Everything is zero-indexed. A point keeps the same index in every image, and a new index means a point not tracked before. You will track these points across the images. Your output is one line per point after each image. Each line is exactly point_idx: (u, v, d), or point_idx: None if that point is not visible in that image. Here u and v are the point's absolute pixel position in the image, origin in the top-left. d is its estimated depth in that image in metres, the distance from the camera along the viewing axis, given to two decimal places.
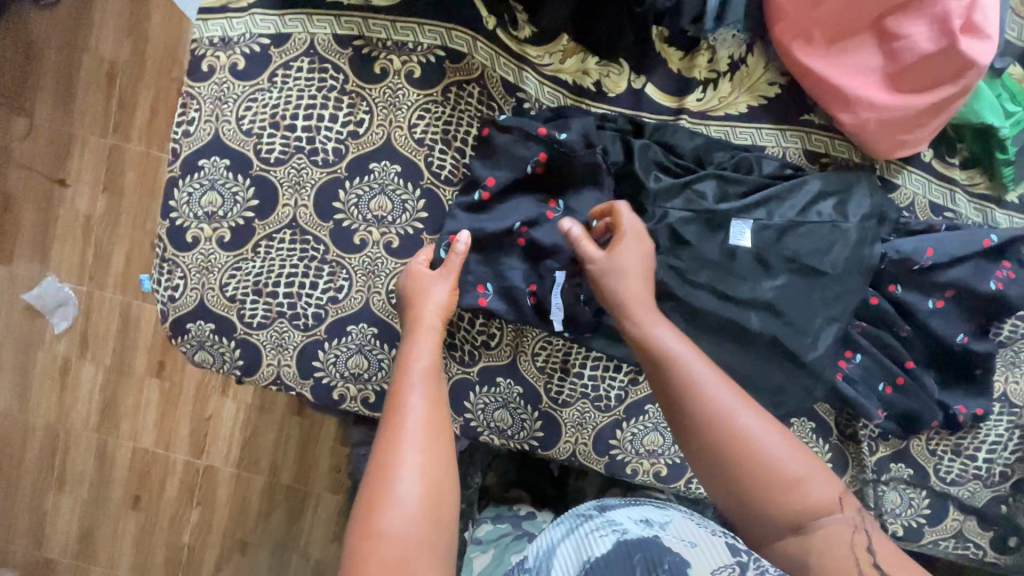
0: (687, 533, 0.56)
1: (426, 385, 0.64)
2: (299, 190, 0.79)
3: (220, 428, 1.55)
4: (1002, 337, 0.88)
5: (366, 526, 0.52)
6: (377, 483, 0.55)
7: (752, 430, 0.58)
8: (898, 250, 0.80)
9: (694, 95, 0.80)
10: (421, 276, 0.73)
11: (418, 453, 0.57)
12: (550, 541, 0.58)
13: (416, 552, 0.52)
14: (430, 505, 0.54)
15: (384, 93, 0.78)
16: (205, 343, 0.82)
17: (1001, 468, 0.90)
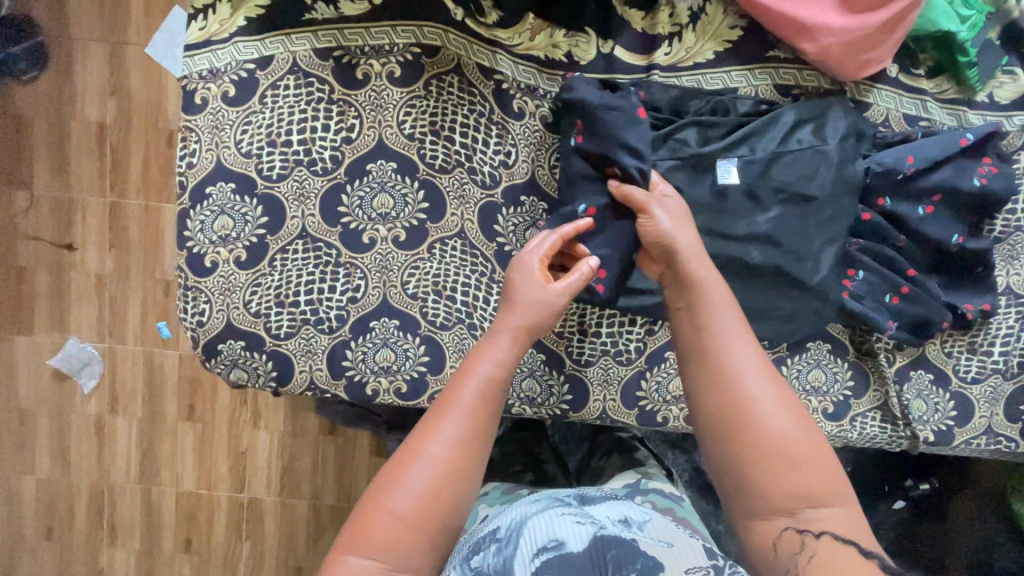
0: (663, 534, 0.63)
1: (479, 387, 0.69)
2: (304, 201, 0.83)
3: (258, 458, 1.58)
4: (997, 232, 0.90)
5: (374, 501, 0.62)
6: (395, 466, 0.64)
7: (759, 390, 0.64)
8: (880, 163, 0.83)
9: (662, 50, 0.83)
10: (523, 274, 0.76)
11: (439, 446, 0.64)
12: (524, 513, 0.64)
13: (407, 537, 0.61)
14: (428, 501, 0.62)
15: (369, 96, 0.82)
16: (238, 361, 0.86)
17: (1018, 359, 0.93)
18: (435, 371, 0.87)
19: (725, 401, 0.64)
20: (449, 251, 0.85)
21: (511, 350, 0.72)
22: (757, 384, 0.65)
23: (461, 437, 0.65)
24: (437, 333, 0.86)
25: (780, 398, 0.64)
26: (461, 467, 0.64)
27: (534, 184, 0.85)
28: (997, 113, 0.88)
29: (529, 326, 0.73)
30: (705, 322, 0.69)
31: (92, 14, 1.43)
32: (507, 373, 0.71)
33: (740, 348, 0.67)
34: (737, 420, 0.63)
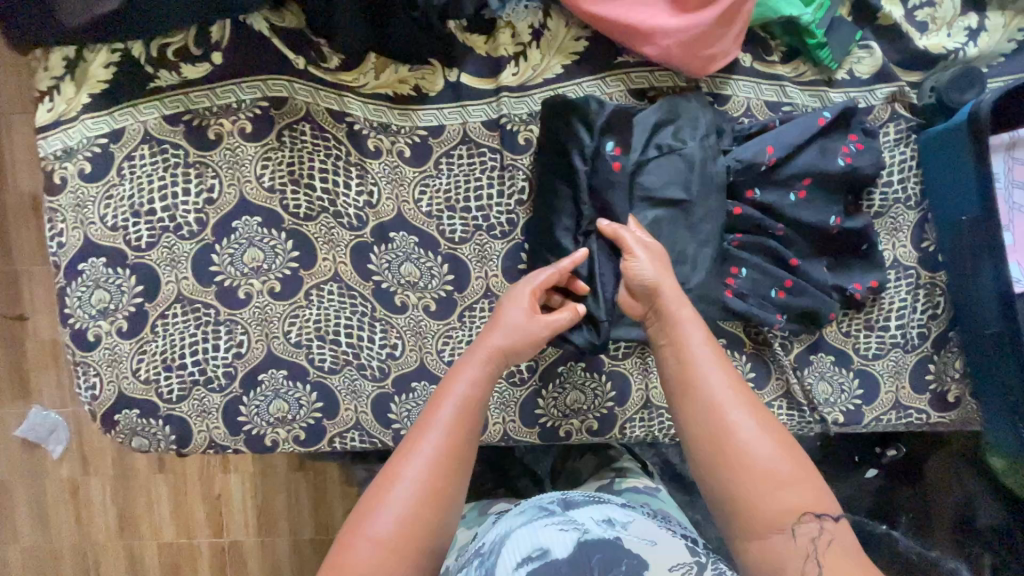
0: (646, 531, 0.67)
1: (463, 405, 0.71)
2: (176, 266, 0.84)
3: (232, 502, 1.60)
4: (876, 207, 0.90)
5: (359, 519, 0.64)
6: (383, 483, 0.66)
7: (742, 421, 0.66)
8: (738, 159, 0.83)
9: (508, 71, 0.83)
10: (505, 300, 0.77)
11: (422, 464, 0.67)
12: (508, 527, 0.69)
13: (391, 551, 0.62)
14: (415, 520, 0.64)
15: (225, 155, 0.83)
16: (136, 430, 0.87)
17: (917, 330, 0.92)
18: (331, 415, 0.88)
19: (710, 427, 0.67)
20: (327, 296, 0.86)
21: (485, 367, 0.73)
22: (730, 406, 0.68)
23: (445, 453, 0.67)
24: (327, 378, 0.87)
25: (755, 418, 0.67)
26: (444, 481, 0.67)
27: (403, 219, 0.85)
28: (860, 88, 0.87)
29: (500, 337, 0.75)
30: (682, 353, 0.72)
31: (7, 81, 1.40)
32: (483, 389, 0.73)
33: (711, 374, 0.70)
34: (722, 443, 0.66)
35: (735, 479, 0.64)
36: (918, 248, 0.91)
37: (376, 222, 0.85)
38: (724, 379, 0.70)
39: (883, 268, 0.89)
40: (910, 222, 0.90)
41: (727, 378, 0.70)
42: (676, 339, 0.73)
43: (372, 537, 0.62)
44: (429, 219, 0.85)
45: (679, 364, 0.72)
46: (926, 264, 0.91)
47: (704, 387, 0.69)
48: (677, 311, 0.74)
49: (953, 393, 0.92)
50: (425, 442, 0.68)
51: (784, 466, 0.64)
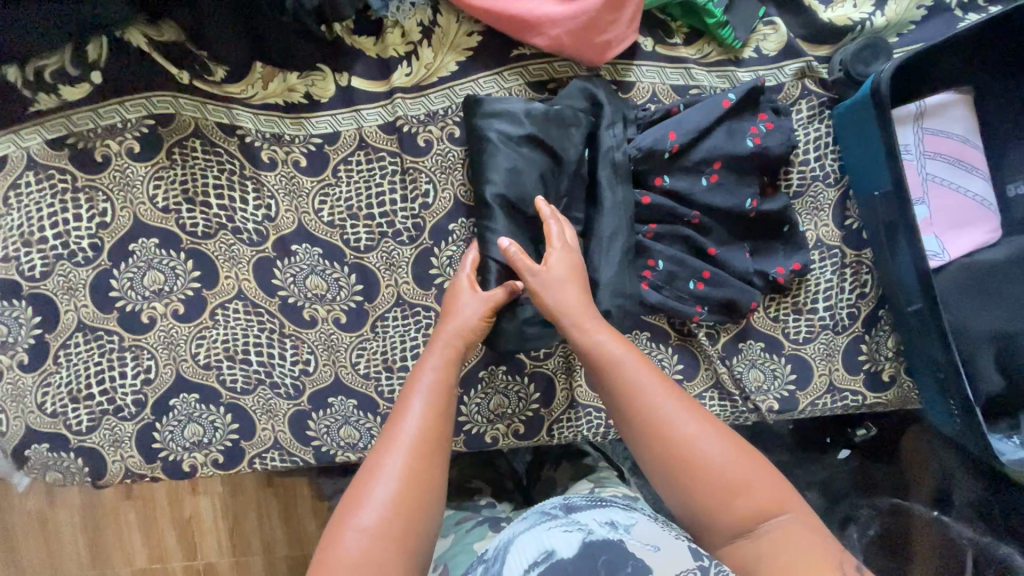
0: (651, 536, 0.64)
1: (432, 398, 0.70)
2: (73, 294, 0.81)
3: (204, 525, 1.58)
4: (795, 187, 0.88)
5: (339, 523, 0.61)
6: (359, 484, 0.64)
7: (692, 430, 0.67)
8: (640, 147, 0.80)
9: (399, 72, 0.81)
10: (457, 293, 0.77)
11: (401, 458, 0.65)
12: (510, 533, 0.66)
13: (378, 551, 0.59)
14: (399, 510, 0.62)
15: (114, 177, 0.80)
16: (49, 465, 0.84)
17: (846, 310, 0.90)
18: (248, 436, 0.85)
19: (651, 432, 0.68)
20: (233, 314, 0.83)
21: (453, 358, 0.74)
22: (661, 400, 0.69)
23: (422, 440, 0.67)
24: (240, 399, 0.85)
25: (698, 424, 0.67)
26: (423, 468, 0.65)
27: (304, 231, 0.83)
28: (768, 65, 0.85)
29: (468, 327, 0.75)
30: (613, 368, 0.71)
31: None
32: (450, 375, 0.73)
33: (647, 383, 0.70)
34: (672, 443, 0.66)
35: (703, 486, 0.64)
36: (841, 227, 0.89)
37: (278, 235, 0.83)
38: (659, 385, 0.70)
39: (806, 249, 0.87)
40: (831, 201, 0.88)
41: (660, 383, 0.70)
42: (601, 355, 0.72)
43: (357, 540, 0.59)
44: (333, 228, 0.83)
45: (617, 384, 0.71)
46: (850, 242, 0.89)
47: (644, 400, 0.69)
48: (589, 323, 0.73)
49: (887, 372, 0.90)
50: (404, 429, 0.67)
51: (741, 467, 0.65)
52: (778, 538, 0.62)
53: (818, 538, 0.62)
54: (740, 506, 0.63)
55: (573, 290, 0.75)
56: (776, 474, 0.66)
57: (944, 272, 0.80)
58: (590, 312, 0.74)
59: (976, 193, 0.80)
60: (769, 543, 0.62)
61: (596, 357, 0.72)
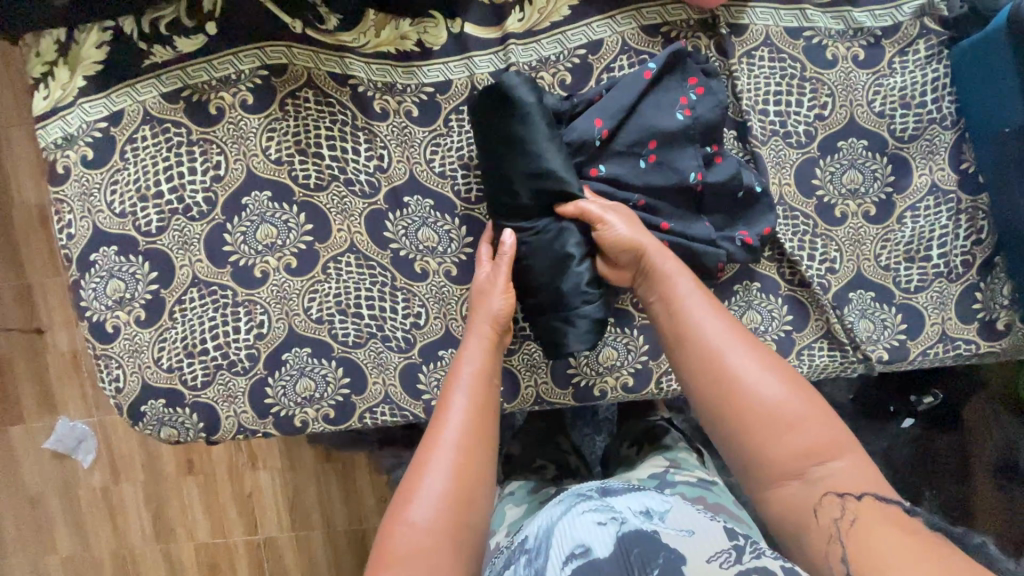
0: (685, 521, 0.63)
1: (472, 390, 0.72)
2: (188, 249, 0.82)
3: (264, 499, 1.60)
4: (910, 131, 0.86)
5: (394, 518, 0.63)
6: (412, 476, 0.66)
7: (753, 372, 0.66)
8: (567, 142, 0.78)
9: (513, 17, 0.79)
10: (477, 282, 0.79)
11: (450, 453, 0.67)
12: (548, 519, 0.67)
13: (435, 540, 0.61)
14: (450, 503, 0.64)
15: (228, 129, 0.80)
16: (164, 420, 0.85)
17: (961, 257, 0.88)
18: (359, 390, 0.86)
19: (714, 376, 0.67)
20: (345, 268, 0.83)
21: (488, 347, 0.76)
22: (730, 349, 0.68)
23: (467, 434, 0.69)
24: (352, 353, 0.85)
25: (761, 364, 0.67)
26: (470, 459, 0.67)
27: (415, 182, 0.82)
28: (885, 5, 0.83)
29: (500, 318, 0.77)
30: (674, 305, 0.73)
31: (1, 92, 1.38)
32: (489, 367, 0.75)
33: (711, 323, 0.70)
34: (733, 394, 0.65)
35: (761, 428, 0.64)
36: (957, 171, 0.86)
37: (390, 185, 0.82)
38: (725, 326, 0.70)
39: (773, 214, 0.85)
40: (947, 144, 0.86)
41: (726, 325, 0.70)
42: (665, 291, 0.74)
43: (417, 528, 0.62)
44: (445, 178, 0.82)
45: (679, 321, 0.72)
46: (967, 187, 0.86)
47: (708, 338, 0.69)
48: (658, 260, 0.75)
49: (1002, 320, 0.89)
50: (448, 425, 0.69)
51: (800, 407, 0.64)
52: (835, 480, 0.61)
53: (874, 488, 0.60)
54: (797, 453, 0.62)
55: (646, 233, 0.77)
56: (834, 420, 0.65)
57: None
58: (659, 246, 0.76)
59: None
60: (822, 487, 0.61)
61: (661, 291, 0.74)
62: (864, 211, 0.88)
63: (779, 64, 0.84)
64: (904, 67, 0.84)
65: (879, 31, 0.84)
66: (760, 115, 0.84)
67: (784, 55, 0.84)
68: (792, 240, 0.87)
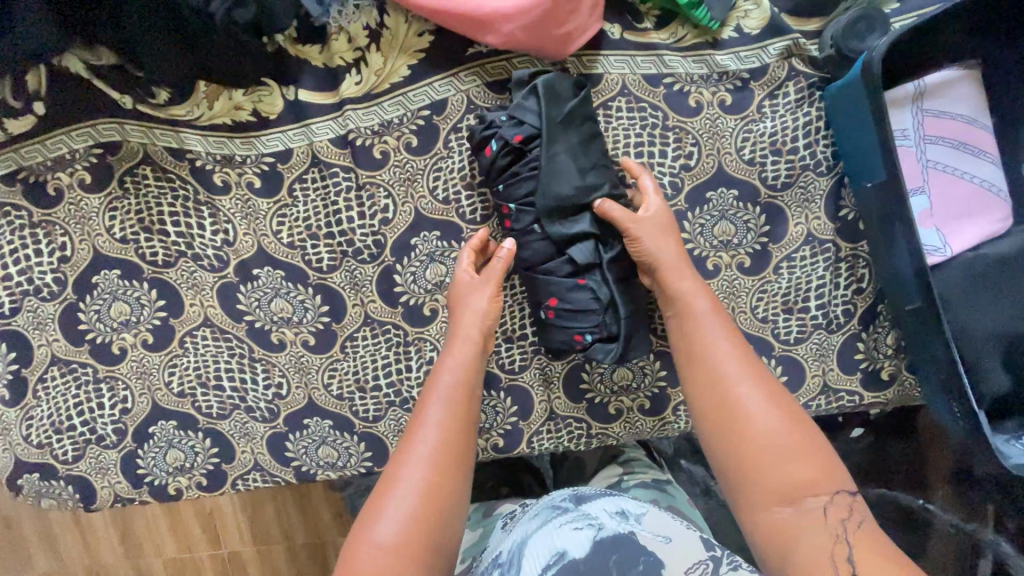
0: (661, 527, 0.65)
1: (448, 402, 0.69)
2: (43, 329, 0.81)
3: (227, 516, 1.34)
4: (783, 177, 0.81)
5: (358, 539, 0.60)
6: (382, 489, 0.64)
7: (756, 400, 0.65)
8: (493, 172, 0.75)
9: (348, 81, 0.76)
10: (459, 281, 0.76)
11: (419, 469, 0.64)
12: (521, 534, 0.67)
13: (402, 559, 0.59)
14: (415, 522, 0.61)
15: (69, 210, 0.78)
16: (41, 493, 0.86)
17: (840, 308, 0.84)
18: (228, 459, 0.86)
19: (717, 398, 0.66)
20: (201, 342, 0.83)
21: (469, 358, 0.72)
22: (718, 355, 0.68)
23: (439, 453, 0.66)
24: (218, 424, 0.85)
25: (768, 395, 0.66)
26: (443, 480, 0.64)
27: (264, 254, 0.80)
28: (750, 45, 0.78)
29: (483, 322, 0.74)
30: (694, 325, 0.71)
31: None
32: (470, 378, 0.71)
33: (726, 348, 0.69)
34: (734, 418, 0.65)
35: (760, 457, 0.62)
36: (835, 218, 0.82)
37: (239, 258, 0.81)
38: (737, 354, 0.69)
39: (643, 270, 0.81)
40: (822, 190, 0.82)
41: (739, 352, 0.69)
42: (685, 307, 0.72)
43: (383, 551, 0.59)
44: (295, 249, 0.80)
45: (694, 341, 0.70)
46: (844, 235, 0.82)
47: (720, 360, 0.68)
48: (682, 274, 0.73)
49: (885, 370, 0.85)
50: (419, 441, 0.66)
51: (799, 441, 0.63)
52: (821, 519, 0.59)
53: (868, 536, 0.58)
54: (788, 474, 0.61)
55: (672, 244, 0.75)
56: (827, 456, 0.63)
57: (943, 267, 0.73)
58: (682, 261, 0.74)
59: (982, 178, 0.72)
60: (807, 523, 0.59)
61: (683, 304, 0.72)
62: (738, 263, 0.83)
63: (638, 113, 0.79)
64: (774, 111, 0.80)
65: (745, 73, 0.79)
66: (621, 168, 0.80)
67: (643, 104, 0.79)
68: None
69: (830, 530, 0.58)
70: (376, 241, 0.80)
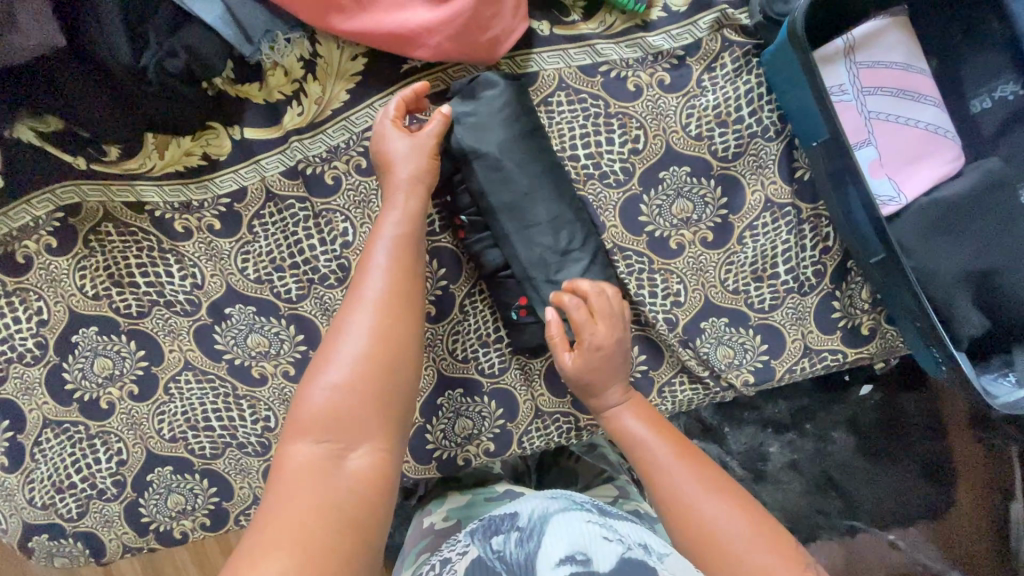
0: (687, 573, 0.55)
1: (393, 250, 0.65)
2: (32, 393, 0.83)
3: None
4: (733, 147, 0.81)
5: (307, 385, 0.57)
6: (329, 340, 0.59)
7: (718, 513, 0.62)
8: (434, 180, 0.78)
9: (291, 113, 0.78)
10: (386, 139, 0.70)
11: (371, 315, 0.60)
12: (543, 507, 0.60)
13: (355, 405, 0.55)
14: (370, 365, 0.57)
15: (41, 275, 0.80)
16: (54, 552, 0.87)
17: (810, 268, 0.84)
18: (228, 496, 0.87)
19: (683, 521, 0.63)
20: (185, 386, 0.84)
21: (410, 205, 0.68)
22: (675, 472, 0.66)
23: (389, 299, 0.61)
24: (213, 463, 0.86)
25: (732, 506, 0.62)
26: (394, 323, 0.60)
27: (234, 292, 0.82)
28: (680, 23, 0.79)
29: (422, 171, 0.70)
30: (641, 450, 0.70)
31: None
32: (415, 228, 0.68)
33: (675, 464, 0.67)
34: (701, 538, 0.61)
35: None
36: (791, 181, 0.82)
37: (211, 298, 0.82)
38: (689, 467, 0.67)
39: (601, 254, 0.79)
40: (774, 155, 0.81)
41: (691, 466, 0.67)
42: (628, 433, 0.72)
43: (332, 399, 0.55)
44: (263, 282, 0.82)
45: (643, 465, 0.69)
46: (803, 196, 0.82)
47: (672, 479, 0.66)
48: (616, 412, 0.74)
49: (866, 325, 0.85)
50: (368, 287, 0.62)
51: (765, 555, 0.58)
52: None
53: None
54: None
55: (608, 373, 0.73)
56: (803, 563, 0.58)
57: (899, 217, 0.73)
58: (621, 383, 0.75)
59: (928, 122, 0.72)
60: None
61: (624, 435, 0.72)
62: (701, 238, 0.83)
63: (579, 105, 0.80)
64: (714, 83, 0.80)
65: (680, 50, 0.80)
66: (570, 161, 0.80)
67: (583, 95, 0.80)
68: (629, 279, 0.83)
69: None
70: (341, 264, 0.81)
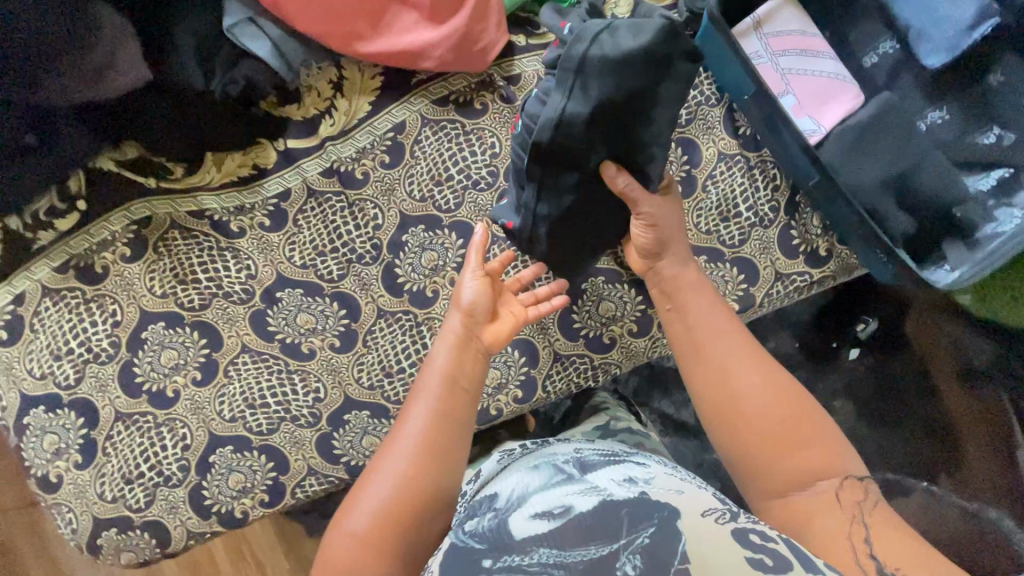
0: (670, 483, 0.61)
1: (433, 399, 0.74)
2: (105, 390, 0.93)
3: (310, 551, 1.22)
4: (685, 114, 1.00)
5: (336, 526, 0.67)
6: (358, 488, 0.69)
7: (751, 388, 0.71)
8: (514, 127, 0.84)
9: (324, 124, 0.95)
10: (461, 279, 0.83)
11: (398, 463, 0.69)
12: (523, 484, 0.61)
13: (374, 545, 0.64)
14: (391, 508, 0.66)
15: (116, 281, 0.93)
16: (122, 546, 0.93)
17: (766, 205, 1.00)
18: (284, 470, 0.95)
19: (711, 385, 0.73)
20: (243, 368, 0.95)
21: (455, 350, 0.78)
22: (718, 342, 0.76)
23: (421, 445, 0.70)
24: (269, 439, 0.95)
25: (764, 384, 0.72)
26: (424, 469, 0.69)
27: (284, 278, 0.95)
28: None
29: (473, 314, 0.80)
30: (687, 316, 0.80)
31: None
32: (457, 367, 0.77)
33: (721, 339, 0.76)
34: (726, 405, 0.72)
35: (756, 439, 0.69)
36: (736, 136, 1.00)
37: (263, 286, 0.95)
38: (733, 344, 0.76)
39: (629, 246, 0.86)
40: (718, 117, 1.00)
41: (736, 343, 0.76)
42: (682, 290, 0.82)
43: (354, 537, 0.65)
44: (308, 267, 0.95)
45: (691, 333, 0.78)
46: (748, 146, 1.00)
47: (717, 345, 0.76)
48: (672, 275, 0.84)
49: (823, 247, 1.00)
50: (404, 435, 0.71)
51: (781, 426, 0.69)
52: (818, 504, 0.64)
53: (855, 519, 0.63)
54: (782, 466, 0.67)
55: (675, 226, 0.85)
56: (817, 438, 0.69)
57: (824, 144, 0.91)
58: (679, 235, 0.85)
59: (830, 71, 0.92)
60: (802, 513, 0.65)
61: (673, 287, 0.83)
62: None
63: None
64: None
65: None
66: None
67: None
68: None
69: (844, 514, 0.63)
70: (374, 244, 0.96)
